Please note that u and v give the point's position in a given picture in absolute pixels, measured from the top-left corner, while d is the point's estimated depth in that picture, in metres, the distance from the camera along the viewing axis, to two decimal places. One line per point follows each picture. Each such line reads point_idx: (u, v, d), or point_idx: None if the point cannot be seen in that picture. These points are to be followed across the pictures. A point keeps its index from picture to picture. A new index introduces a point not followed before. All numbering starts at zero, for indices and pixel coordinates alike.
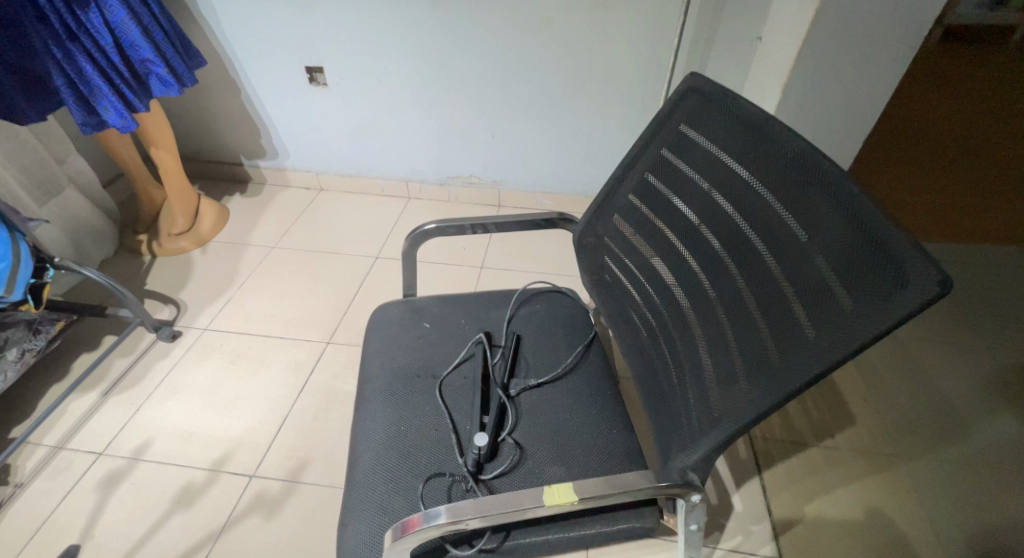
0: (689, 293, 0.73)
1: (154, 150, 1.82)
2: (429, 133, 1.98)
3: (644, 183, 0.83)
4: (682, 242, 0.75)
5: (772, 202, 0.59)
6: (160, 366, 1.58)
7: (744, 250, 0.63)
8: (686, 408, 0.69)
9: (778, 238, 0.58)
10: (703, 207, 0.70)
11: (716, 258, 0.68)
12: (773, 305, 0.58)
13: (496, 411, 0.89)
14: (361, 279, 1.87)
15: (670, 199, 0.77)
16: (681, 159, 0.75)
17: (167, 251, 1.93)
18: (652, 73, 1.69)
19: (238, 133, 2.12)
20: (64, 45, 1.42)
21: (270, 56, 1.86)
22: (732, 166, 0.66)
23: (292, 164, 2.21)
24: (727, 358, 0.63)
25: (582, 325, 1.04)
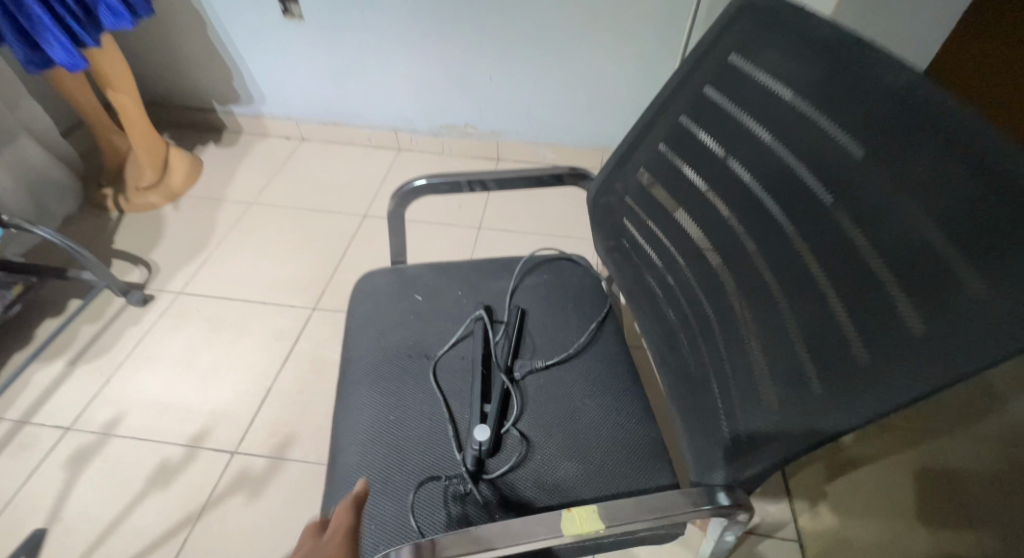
0: (732, 270, 0.61)
1: (112, 94, 1.64)
2: (420, 76, 1.80)
3: (678, 134, 0.69)
4: (725, 207, 0.62)
5: (853, 152, 0.46)
6: (131, 333, 1.45)
7: (811, 217, 0.50)
8: (735, 407, 0.58)
9: (863, 200, 0.45)
10: (757, 162, 0.57)
11: (772, 227, 0.55)
12: (858, 288, 0.46)
13: (499, 400, 0.78)
14: (348, 238, 1.74)
15: (713, 152, 0.63)
16: (730, 101, 0.60)
17: (135, 206, 1.77)
18: (669, 7, 1.51)
19: (208, 75, 1.92)
20: None
21: None
22: (796, 105, 0.52)
23: (270, 110, 2.02)
24: (791, 353, 0.51)
25: (595, 298, 0.92)
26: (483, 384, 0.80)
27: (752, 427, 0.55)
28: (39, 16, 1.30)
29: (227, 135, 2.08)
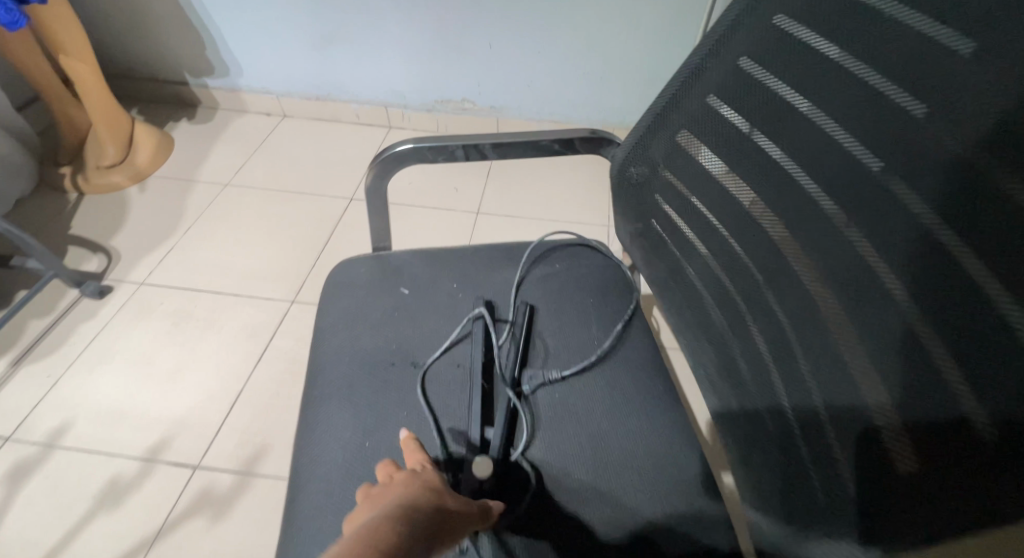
0: (817, 255, 0.46)
1: (64, 60, 1.46)
2: (412, 44, 1.62)
3: (735, 83, 0.54)
4: (810, 174, 0.46)
5: (990, 64, 0.33)
6: (85, 329, 1.29)
7: (922, 156, 0.37)
8: (846, 443, 0.43)
9: (988, 111, 0.33)
10: (856, 111, 0.42)
11: (869, 185, 0.41)
12: (1000, 233, 0.32)
13: (503, 422, 0.62)
14: (333, 223, 1.57)
15: (783, 99, 0.49)
16: (811, 33, 0.46)
17: (96, 187, 1.60)
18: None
19: (177, 43, 1.74)
20: None
21: None
22: (891, 15, 0.40)
23: (247, 84, 1.84)
24: (915, 355, 0.37)
25: (619, 293, 0.76)
26: (482, 400, 0.64)
27: (885, 471, 0.39)
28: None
29: (201, 111, 1.91)
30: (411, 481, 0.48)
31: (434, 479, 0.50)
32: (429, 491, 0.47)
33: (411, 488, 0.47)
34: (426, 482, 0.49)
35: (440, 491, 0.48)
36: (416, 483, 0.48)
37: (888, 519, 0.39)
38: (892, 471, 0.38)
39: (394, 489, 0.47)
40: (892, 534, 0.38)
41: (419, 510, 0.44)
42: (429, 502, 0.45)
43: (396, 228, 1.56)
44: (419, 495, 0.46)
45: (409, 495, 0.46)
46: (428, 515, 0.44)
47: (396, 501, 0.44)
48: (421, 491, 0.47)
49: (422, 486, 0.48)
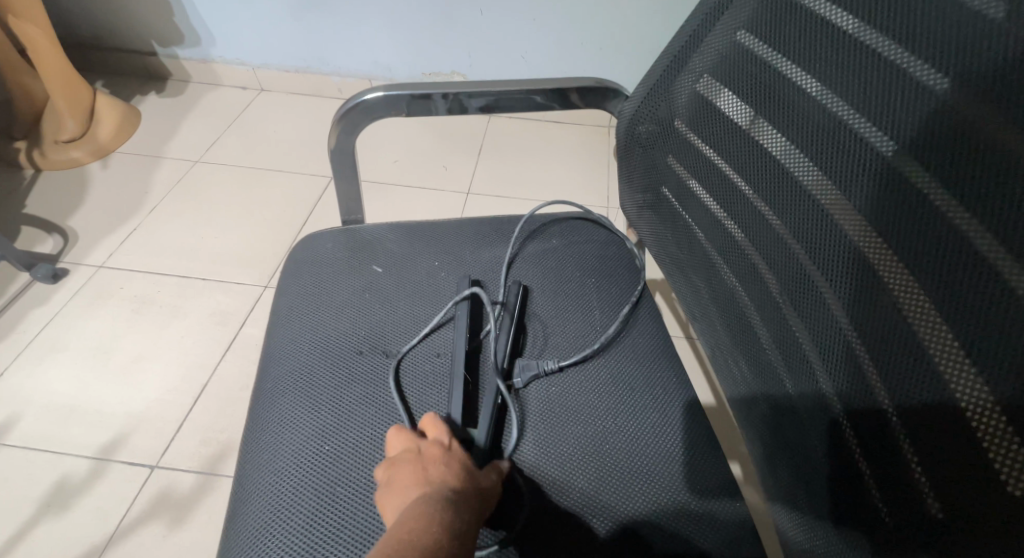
0: (863, 203, 0.37)
1: (14, 23, 1.31)
2: (396, 11, 1.50)
3: (765, 9, 0.44)
4: (863, 115, 0.37)
5: None
6: (36, 315, 1.18)
7: (1000, 56, 0.29)
8: (906, 432, 0.34)
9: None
10: (934, 27, 0.33)
11: (930, 106, 0.33)
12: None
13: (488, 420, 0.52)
14: (313, 204, 1.46)
15: (828, 24, 0.39)
16: None
17: (54, 163, 1.47)
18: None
19: (143, 9, 1.61)
20: None
21: None
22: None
23: (220, 55, 1.72)
24: (1007, 323, 0.29)
25: (624, 273, 0.66)
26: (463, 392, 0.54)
27: (963, 459, 0.31)
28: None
29: (172, 84, 1.78)
30: (444, 465, 0.44)
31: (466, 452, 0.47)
32: (464, 477, 0.44)
33: (445, 477, 0.43)
34: (462, 464, 0.45)
35: (474, 475, 0.45)
36: (450, 467, 0.44)
37: (967, 519, 0.30)
38: (972, 460, 0.30)
39: (426, 471, 0.44)
40: (974, 539, 0.30)
41: (459, 509, 0.41)
42: (466, 497, 0.42)
43: (379, 208, 1.45)
44: (457, 488, 0.43)
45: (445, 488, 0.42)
46: (469, 515, 0.41)
47: (432, 495, 0.41)
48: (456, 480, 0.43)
49: (457, 472, 0.44)
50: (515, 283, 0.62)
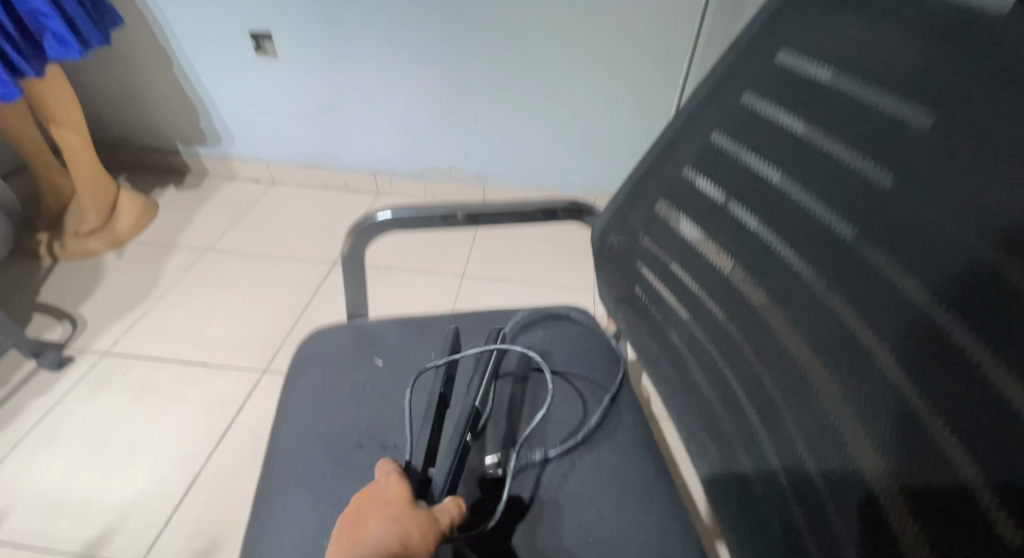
0: (796, 322, 0.43)
1: (57, 130, 1.44)
2: (402, 117, 1.64)
3: (709, 155, 0.51)
4: (790, 247, 0.43)
5: (956, 139, 0.30)
6: (38, 405, 1.21)
7: (881, 214, 0.35)
8: (853, 534, 0.38)
9: (940, 171, 0.31)
10: (829, 183, 0.39)
11: (836, 248, 0.39)
12: (974, 297, 0.29)
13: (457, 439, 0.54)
14: (314, 290, 1.52)
15: (754, 170, 0.46)
16: (770, 105, 0.44)
17: (73, 254, 1.56)
18: (670, 37, 1.38)
19: (172, 114, 1.77)
20: None
21: (209, 16, 1.52)
22: (832, 84, 0.38)
23: (238, 152, 1.85)
24: (912, 440, 0.33)
25: (606, 364, 0.72)
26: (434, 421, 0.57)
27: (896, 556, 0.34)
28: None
29: (190, 178, 1.91)
30: (376, 517, 0.48)
31: (404, 497, 0.49)
32: (395, 531, 0.47)
33: (375, 531, 0.47)
34: (393, 515, 0.48)
35: (406, 523, 0.47)
36: (380, 519, 0.48)
37: None
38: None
39: (360, 527, 0.48)
40: None
41: None
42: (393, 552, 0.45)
43: (378, 294, 1.52)
44: (383, 544, 0.46)
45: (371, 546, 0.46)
46: None
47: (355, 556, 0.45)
48: (388, 534, 0.46)
49: (386, 524, 0.47)
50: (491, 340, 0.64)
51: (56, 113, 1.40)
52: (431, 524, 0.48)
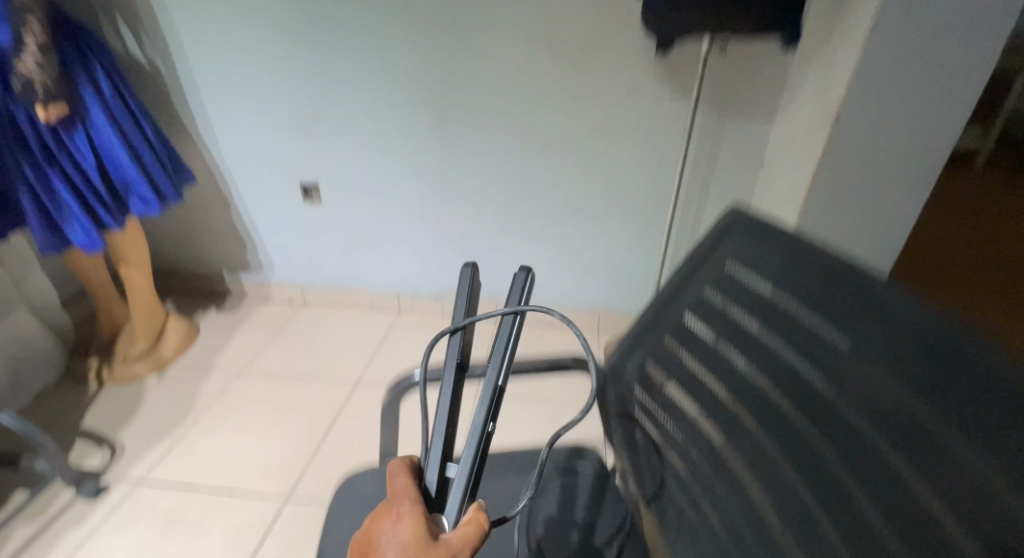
0: (774, 518, 0.44)
1: (124, 270, 1.58)
2: (428, 248, 1.75)
3: (680, 329, 0.55)
4: (762, 442, 0.45)
5: (895, 387, 0.34)
6: (73, 535, 1.26)
7: (844, 434, 0.38)
8: None
9: (862, 391, 0.37)
10: (794, 393, 0.42)
11: (804, 453, 0.41)
12: (922, 533, 0.32)
13: (472, 449, 0.46)
14: (336, 412, 1.59)
15: (726, 360, 0.50)
16: (738, 309, 0.49)
17: (119, 379, 1.67)
18: (654, 193, 1.42)
19: (221, 247, 1.93)
20: (40, 166, 1.06)
21: (272, 173, 1.66)
22: (772, 296, 0.45)
23: (276, 278, 2.01)
24: None
25: (605, 512, 0.72)
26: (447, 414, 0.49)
27: None
28: (66, 203, 1.09)
29: (230, 300, 2.06)
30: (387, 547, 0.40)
31: (416, 531, 0.40)
32: None
33: None
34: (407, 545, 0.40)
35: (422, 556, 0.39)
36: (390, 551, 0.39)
37: None
38: None
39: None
40: None
41: None
42: None
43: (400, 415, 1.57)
44: None
45: None
46: None
47: None
48: None
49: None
50: (504, 311, 0.50)
51: (126, 253, 1.54)
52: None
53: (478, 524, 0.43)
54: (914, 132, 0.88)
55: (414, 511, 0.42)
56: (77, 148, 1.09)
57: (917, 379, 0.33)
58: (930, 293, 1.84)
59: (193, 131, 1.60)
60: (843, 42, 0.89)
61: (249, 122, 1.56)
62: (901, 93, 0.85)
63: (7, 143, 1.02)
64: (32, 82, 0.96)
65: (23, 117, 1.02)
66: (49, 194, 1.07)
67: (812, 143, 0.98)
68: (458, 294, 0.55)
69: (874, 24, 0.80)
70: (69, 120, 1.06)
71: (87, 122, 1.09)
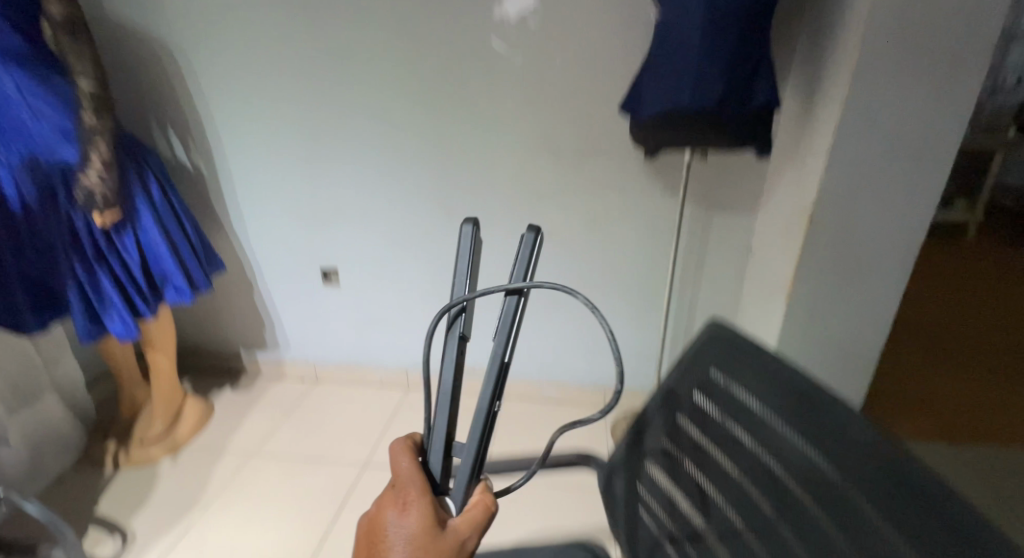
0: None
1: (151, 355, 1.63)
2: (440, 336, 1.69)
3: (674, 436, 0.53)
4: None
5: (885, 533, 0.33)
6: None
7: None
8: None
9: (862, 529, 0.35)
10: (790, 522, 0.41)
11: None
12: None
13: (477, 437, 0.45)
14: (346, 494, 1.61)
15: (717, 475, 0.48)
16: (726, 423, 0.47)
17: (135, 462, 1.70)
18: (656, 282, 1.45)
19: (241, 326, 2.01)
20: (91, 265, 1.13)
21: (286, 257, 1.61)
22: (766, 417, 0.43)
23: (291, 355, 2.07)
24: None
25: None
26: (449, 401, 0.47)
27: None
28: (111, 296, 1.16)
29: (245, 377, 2.10)
30: (396, 531, 0.41)
31: (424, 517, 0.41)
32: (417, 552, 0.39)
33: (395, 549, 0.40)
34: (415, 530, 0.40)
35: (430, 539, 0.40)
36: (398, 536, 0.40)
37: None
38: None
39: (377, 544, 0.41)
40: None
41: None
42: None
43: None
44: None
45: None
46: None
47: None
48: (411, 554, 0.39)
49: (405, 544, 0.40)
50: (507, 291, 0.44)
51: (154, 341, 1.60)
52: (459, 546, 0.42)
53: (481, 509, 0.45)
54: (889, 236, 0.96)
55: (420, 495, 0.42)
56: (125, 247, 1.16)
57: (914, 529, 0.31)
58: (923, 364, 1.89)
59: (225, 224, 1.57)
60: (813, 149, 0.97)
61: (271, 212, 1.53)
62: (871, 198, 0.93)
63: (62, 246, 1.07)
64: (93, 194, 1.02)
65: (81, 224, 1.08)
66: (96, 290, 1.14)
67: (791, 237, 1.07)
68: (458, 256, 0.49)
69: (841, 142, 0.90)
70: (121, 224, 1.13)
71: (136, 225, 1.16)
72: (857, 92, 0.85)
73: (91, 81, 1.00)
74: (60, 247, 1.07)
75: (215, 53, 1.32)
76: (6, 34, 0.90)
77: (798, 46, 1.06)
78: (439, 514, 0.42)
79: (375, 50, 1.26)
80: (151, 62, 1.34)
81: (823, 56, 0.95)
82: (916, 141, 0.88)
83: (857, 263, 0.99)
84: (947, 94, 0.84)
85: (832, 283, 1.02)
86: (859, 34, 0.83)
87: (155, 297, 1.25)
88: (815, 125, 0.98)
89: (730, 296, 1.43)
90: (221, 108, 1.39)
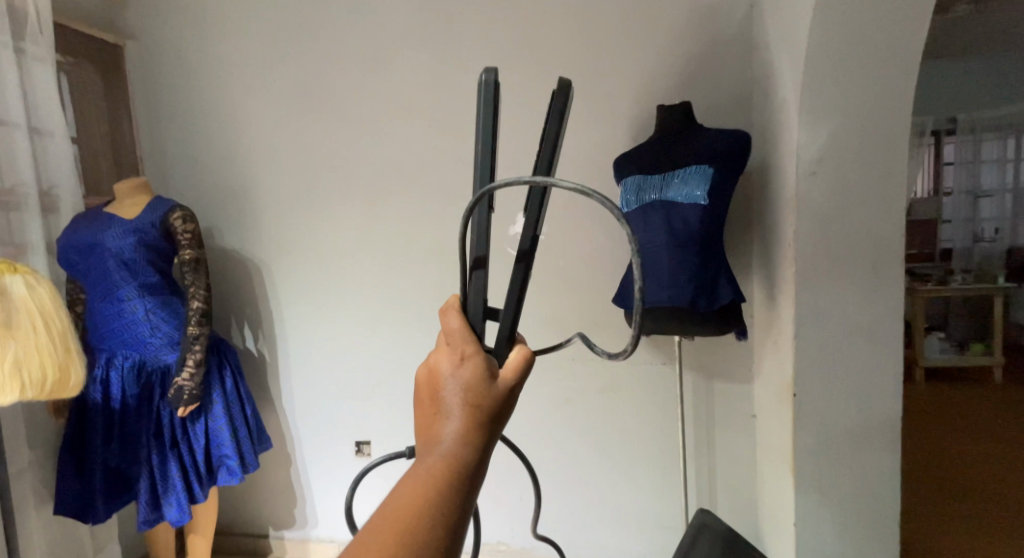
0: None
1: (191, 537, 1.69)
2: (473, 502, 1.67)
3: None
4: None
5: None
6: None
7: None
8: None
9: None
10: None
11: None
12: None
13: (513, 301, 0.45)
14: None
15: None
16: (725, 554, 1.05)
17: None
18: (671, 445, 1.54)
19: (269, 503, 1.89)
20: (164, 452, 1.29)
21: (327, 430, 1.75)
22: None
23: (318, 534, 1.88)
24: None
25: None
26: (479, 287, 0.44)
27: None
28: (174, 481, 1.30)
29: None
30: (454, 386, 0.37)
31: (480, 371, 0.38)
32: (475, 405, 0.37)
33: (454, 402, 0.37)
34: (471, 382, 0.37)
35: (486, 392, 0.38)
36: (458, 390, 0.37)
37: None
38: None
39: (436, 397, 0.38)
40: None
41: (465, 452, 0.36)
42: (478, 425, 0.37)
43: None
44: (465, 419, 0.37)
45: (453, 423, 0.36)
46: (473, 453, 0.36)
47: (438, 433, 0.37)
48: (469, 407, 0.37)
49: (466, 396, 0.37)
50: (531, 179, 0.39)
51: (197, 522, 1.67)
52: (510, 396, 0.39)
53: (526, 355, 0.41)
54: (868, 396, 1.09)
55: (475, 351, 0.39)
56: (195, 434, 1.33)
57: None
58: (965, 522, 1.85)
59: (275, 402, 1.75)
60: (783, 331, 1.15)
61: (317, 390, 1.72)
62: (839, 368, 1.09)
63: (146, 436, 1.27)
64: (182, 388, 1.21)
65: (166, 416, 1.28)
66: (163, 475, 1.29)
67: (783, 407, 1.19)
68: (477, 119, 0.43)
69: (805, 323, 1.08)
70: (195, 415, 1.32)
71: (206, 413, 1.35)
72: (805, 287, 1.06)
73: (201, 300, 1.25)
74: (144, 437, 1.27)
75: (285, 265, 1.63)
76: (147, 274, 1.24)
77: (751, 251, 1.32)
78: (493, 367, 0.39)
79: (416, 259, 1.55)
80: (234, 275, 1.66)
81: (772, 259, 1.19)
82: (863, 320, 1.06)
83: (848, 420, 1.11)
84: (879, 283, 1.04)
85: (829, 442, 1.12)
86: (791, 246, 1.07)
87: (211, 480, 1.37)
88: (779, 312, 1.18)
89: (746, 457, 1.50)
90: (287, 305, 1.66)
